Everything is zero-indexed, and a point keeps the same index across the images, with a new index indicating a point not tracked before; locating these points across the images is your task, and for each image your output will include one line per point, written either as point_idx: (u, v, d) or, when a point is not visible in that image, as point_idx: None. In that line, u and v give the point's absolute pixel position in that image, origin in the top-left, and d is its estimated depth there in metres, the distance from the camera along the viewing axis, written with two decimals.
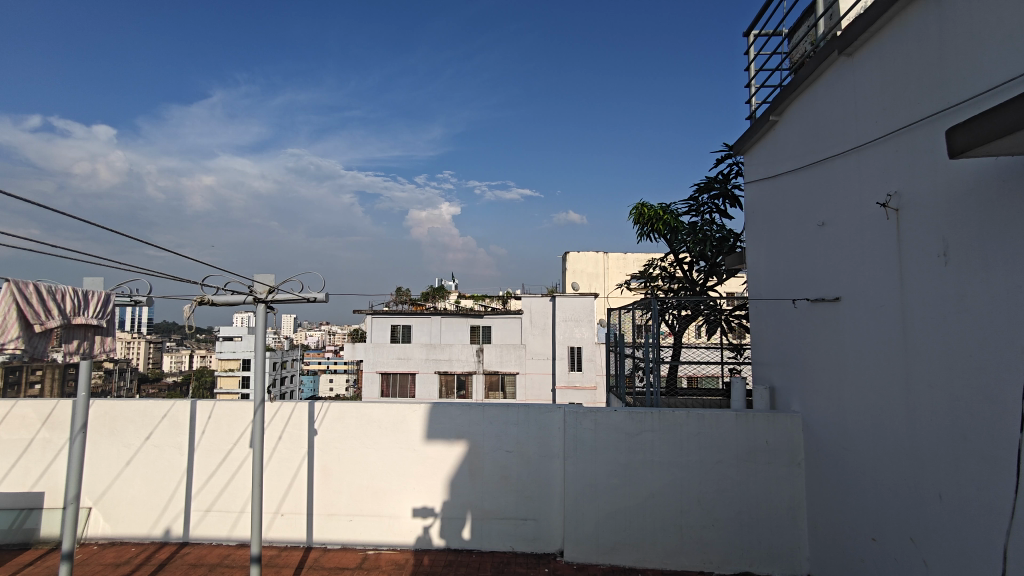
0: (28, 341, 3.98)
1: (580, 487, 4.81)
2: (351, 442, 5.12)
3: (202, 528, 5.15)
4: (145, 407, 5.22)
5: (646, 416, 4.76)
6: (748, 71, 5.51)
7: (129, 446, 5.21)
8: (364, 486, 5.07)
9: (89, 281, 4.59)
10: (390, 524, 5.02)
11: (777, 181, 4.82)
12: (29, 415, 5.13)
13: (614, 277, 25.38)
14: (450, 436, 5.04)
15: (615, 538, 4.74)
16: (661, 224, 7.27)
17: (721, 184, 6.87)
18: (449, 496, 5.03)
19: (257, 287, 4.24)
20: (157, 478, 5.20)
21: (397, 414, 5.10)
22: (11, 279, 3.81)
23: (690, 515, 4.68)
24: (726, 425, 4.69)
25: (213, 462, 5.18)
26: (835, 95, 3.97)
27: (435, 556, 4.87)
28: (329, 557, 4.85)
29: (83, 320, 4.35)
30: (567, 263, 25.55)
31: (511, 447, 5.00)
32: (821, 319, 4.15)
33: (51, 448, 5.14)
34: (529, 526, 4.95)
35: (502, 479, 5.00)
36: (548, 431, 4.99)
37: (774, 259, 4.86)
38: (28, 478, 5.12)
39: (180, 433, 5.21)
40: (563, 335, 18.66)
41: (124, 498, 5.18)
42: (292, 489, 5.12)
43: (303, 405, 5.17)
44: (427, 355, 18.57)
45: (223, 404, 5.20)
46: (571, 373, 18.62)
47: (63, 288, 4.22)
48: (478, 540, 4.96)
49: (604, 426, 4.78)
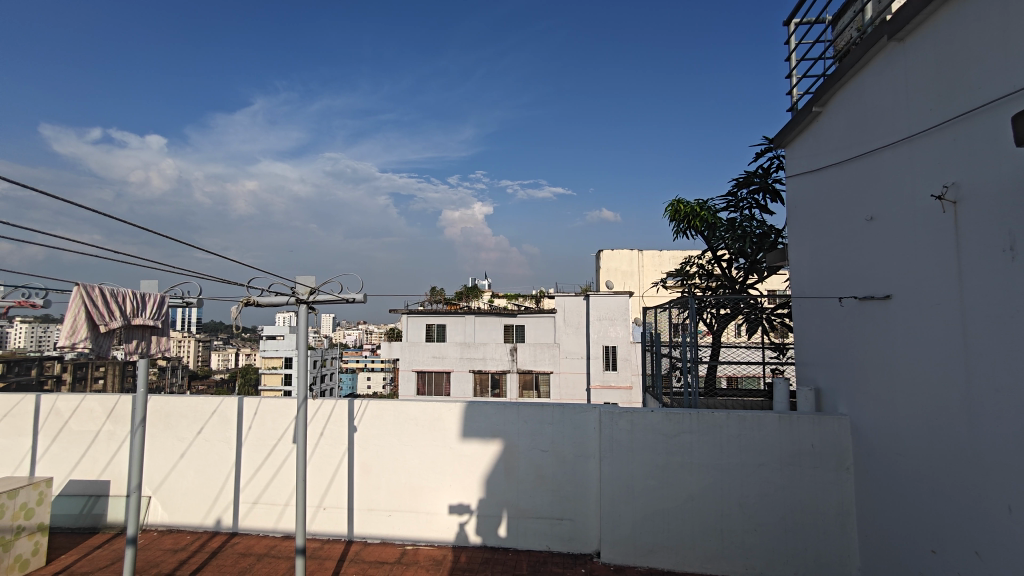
0: (95, 341, 4.26)
1: (617, 488, 4.77)
2: (390, 439, 5.23)
3: (250, 519, 5.37)
4: (196, 403, 5.49)
5: (683, 417, 4.68)
6: (789, 61, 5.32)
7: (182, 439, 5.49)
8: (402, 482, 5.18)
9: (146, 284, 4.87)
10: (428, 520, 5.11)
11: (821, 175, 4.63)
12: (95, 409, 5.48)
13: (649, 276, 25.04)
14: (485, 435, 5.09)
15: (653, 540, 4.68)
16: (698, 221, 7.14)
17: (761, 179, 6.66)
18: (485, 494, 5.07)
19: (300, 287, 4.38)
20: (208, 470, 5.45)
21: (433, 413, 5.19)
22: (79, 283, 4.11)
23: (732, 519, 4.57)
24: (769, 427, 4.55)
25: (260, 456, 5.39)
26: (885, 83, 3.78)
27: (471, 553, 4.92)
28: (370, 551, 4.97)
29: (141, 320, 4.63)
30: (601, 261, 25.33)
31: (546, 447, 5.00)
32: (871, 318, 3.97)
33: (115, 439, 5.46)
34: (565, 526, 4.94)
35: (537, 479, 5.01)
36: (583, 431, 4.96)
37: (819, 255, 4.67)
38: (95, 468, 5.46)
39: (229, 427, 5.44)
40: (598, 335, 18.65)
41: (180, 489, 5.46)
42: (334, 484, 5.28)
43: (343, 403, 5.32)
44: (461, 354, 18.75)
45: (268, 400, 5.41)
46: (606, 372, 18.51)
47: (124, 290, 4.51)
48: (514, 539, 4.98)
49: (640, 427, 4.73)
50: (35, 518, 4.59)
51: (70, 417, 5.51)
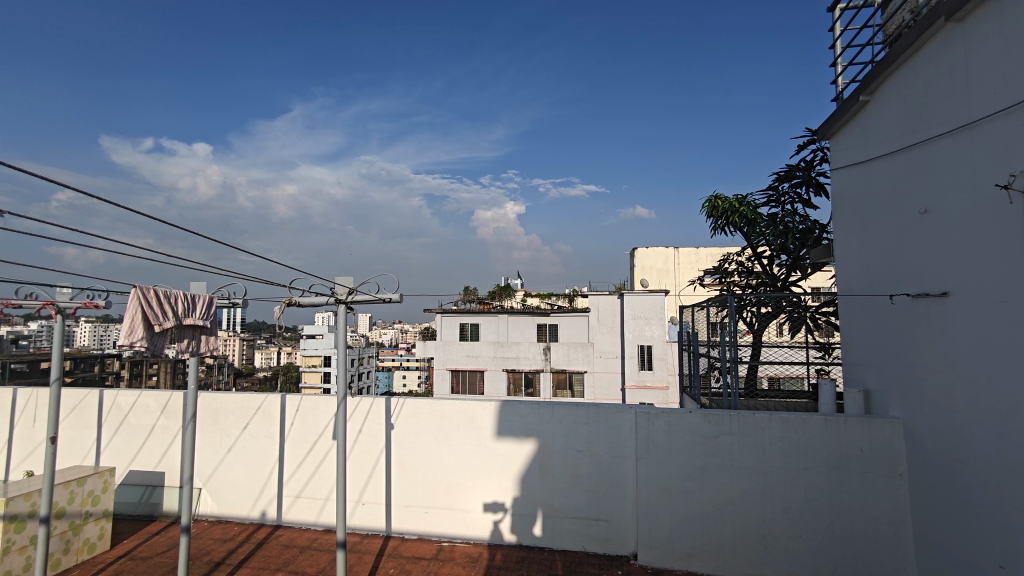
0: (150, 340, 4.50)
1: (655, 489, 4.70)
2: (425, 437, 5.31)
3: (293, 512, 5.55)
4: (242, 400, 5.71)
5: (723, 418, 4.56)
6: (834, 49, 5.10)
7: (229, 434, 5.72)
8: (438, 480, 5.25)
9: (196, 285, 5.10)
10: (464, 518, 5.16)
11: (868, 166, 4.42)
12: (151, 404, 5.78)
13: (685, 274, 24.52)
14: (520, 434, 5.10)
15: (691, 544, 4.59)
16: (737, 217, 6.97)
17: (803, 172, 6.42)
18: (520, 493, 5.08)
19: (339, 288, 4.50)
20: (253, 465, 5.67)
21: (468, 411, 5.23)
22: (137, 286, 4.36)
23: (775, 524, 4.43)
24: (814, 430, 4.38)
25: (302, 452, 5.56)
26: (942, 67, 3.58)
27: (507, 551, 4.94)
28: (407, 547, 5.06)
29: (192, 320, 4.86)
30: (635, 259, 24.96)
31: (581, 447, 4.97)
32: (925, 316, 3.77)
33: (168, 433, 5.74)
34: (601, 527, 4.89)
35: (572, 479, 4.98)
36: (619, 431, 4.90)
37: (866, 251, 4.46)
38: (152, 459, 5.76)
39: (273, 423, 5.64)
40: (633, 334, 18.40)
41: (228, 482, 5.70)
42: (372, 480, 5.40)
43: (380, 401, 5.44)
44: (495, 353, 18.85)
45: (309, 397, 5.58)
46: (641, 372, 18.23)
47: (177, 292, 4.75)
48: (550, 538, 4.97)
49: (677, 427, 4.65)
50: (101, 504, 4.89)
51: (129, 411, 5.83)
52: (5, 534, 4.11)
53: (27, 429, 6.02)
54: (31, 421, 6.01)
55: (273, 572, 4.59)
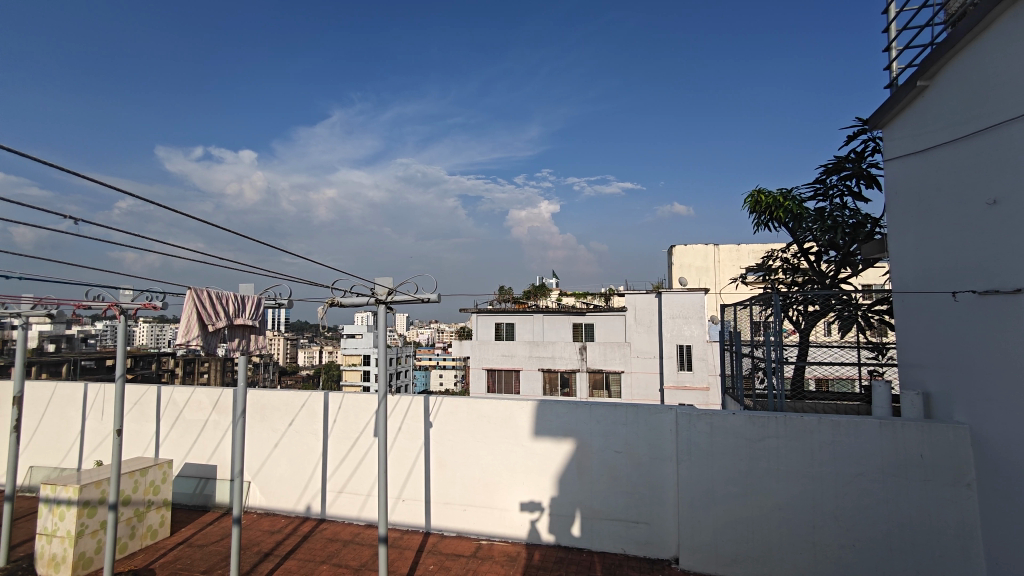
0: (205, 339, 4.73)
1: (696, 493, 4.60)
2: (463, 435, 5.36)
3: (336, 507, 5.71)
4: (287, 398, 5.92)
5: (769, 420, 4.41)
6: (889, 33, 4.84)
7: (276, 430, 5.94)
8: (476, 478, 5.29)
9: (244, 287, 5.33)
10: (501, 516, 5.18)
11: (926, 156, 4.18)
12: (203, 400, 6.07)
13: (726, 272, 23.85)
14: (558, 434, 5.07)
15: (736, 549, 4.46)
16: (781, 212, 6.71)
17: (853, 163, 6.13)
18: (558, 493, 5.06)
19: (379, 288, 4.59)
20: (299, 460, 5.87)
21: (505, 410, 5.25)
22: (191, 288, 4.62)
23: (826, 532, 4.25)
24: (868, 434, 4.17)
25: (344, 448, 5.72)
26: (1013, 46, 3.34)
27: (545, 551, 4.92)
28: (446, 543, 5.12)
29: (242, 320, 5.09)
30: (673, 257, 24.46)
31: (620, 447, 4.90)
32: (994, 314, 3.54)
33: (220, 428, 6.01)
34: (641, 530, 4.81)
35: (611, 479, 4.91)
36: (659, 432, 4.81)
37: (924, 246, 4.22)
38: (205, 453, 6.04)
39: (316, 420, 5.82)
40: (671, 334, 18.04)
41: (275, 476, 5.92)
42: (411, 477, 5.49)
43: (419, 400, 5.52)
44: (531, 353, 18.87)
45: (351, 395, 5.74)
46: (680, 372, 17.87)
47: (227, 294, 5.00)
48: (589, 540, 4.92)
49: (720, 430, 4.54)
50: (161, 493, 5.16)
51: (184, 406, 6.13)
52: (78, 519, 4.41)
53: (96, 421, 6.43)
54: (99, 414, 6.41)
55: (319, 564, 4.73)
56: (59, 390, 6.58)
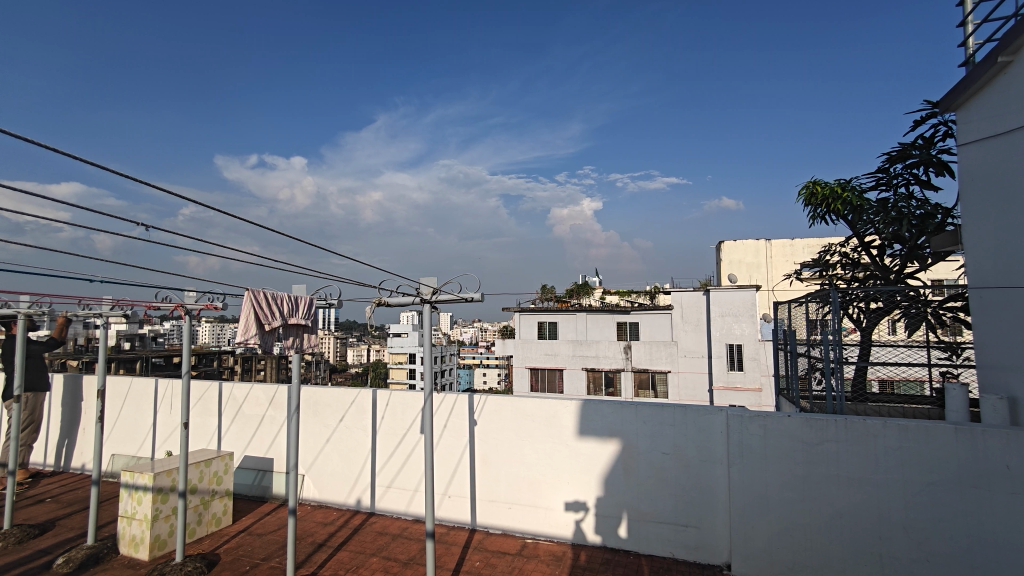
0: (262, 337, 4.99)
1: (749, 497, 4.43)
2: (507, 434, 5.39)
3: (385, 501, 5.86)
4: (338, 395, 6.13)
5: (828, 423, 4.20)
6: (964, 7, 4.49)
7: (328, 426, 6.17)
8: (521, 477, 5.29)
9: (297, 288, 5.56)
10: (546, 515, 5.16)
11: (1009, 139, 3.83)
12: (261, 396, 6.38)
13: (779, 268, 22.86)
14: (603, 434, 5.01)
15: (793, 558, 4.27)
16: (839, 204, 6.35)
17: (920, 150, 5.72)
18: (604, 493, 4.99)
19: (424, 288, 4.66)
20: (349, 455, 6.06)
21: (549, 409, 5.22)
22: (249, 290, 4.90)
23: (894, 543, 4.00)
24: (941, 440, 3.89)
25: (392, 444, 5.87)
26: None
27: (591, 552, 4.87)
28: (491, 541, 5.17)
29: (296, 320, 5.32)
30: (722, 253, 23.68)
31: (668, 449, 4.77)
32: None
33: (276, 423, 6.30)
34: (691, 534, 4.67)
35: (658, 481, 4.80)
36: (708, 435, 4.65)
37: (1008, 237, 3.87)
38: (263, 446, 6.34)
39: (365, 417, 6.00)
40: (721, 332, 17.55)
41: (327, 470, 6.14)
42: (457, 474, 5.56)
43: (463, 398, 5.58)
44: (573, 352, 18.79)
45: (398, 393, 5.88)
46: (731, 372, 17.33)
47: (281, 295, 5.24)
48: (636, 542, 4.83)
49: (774, 433, 4.36)
50: (224, 484, 5.45)
51: (243, 402, 6.46)
52: (154, 504, 4.73)
53: (165, 414, 6.88)
54: (168, 408, 6.85)
55: (369, 556, 4.86)
56: (133, 384, 7.08)
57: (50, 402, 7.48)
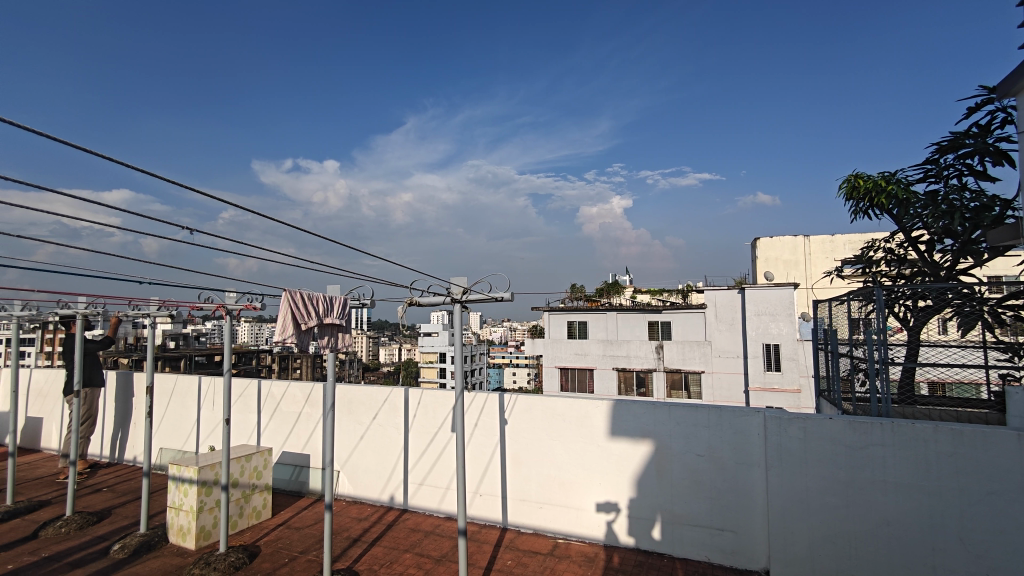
0: (298, 337, 5.13)
1: (788, 502, 4.31)
2: (538, 433, 5.38)
3: (418, 499, 5.94)
4: (371, 393, 6.25)
5: (874, 427, 4.03)
6: None
7: (361, 423, 6.30)
8: (552, 477, 5.27)
9: (332, 289, 5.70)
10: (578, 516, 5.13)
11: None
12: (298, 394, 6.56)
13: (818, 265, 22.10)
14: (635, 435, 4.94)
15: (836, 566, 4.12)
16: (884, 197, 6.08)
17: (975, 139, 5.41)
18: (636, 495, 4.92)
19: (455, 287, 4.69)
20: (382, 452, 6.17)
21: (580, 409, 5.19)
22: (286, 290, 5.06)
23: (948, 555, 3.80)
24: (1000, 447, 3.68)
25: (424, 442, 5.94)
26: None
27: (624, 554, 4.81)
28: (523, 540, 5.16)
29: (331, 319, 5.46)
30: (757, 250, 23.04)
31: (703, 451, 4.67)
32: None
33: (312, 420, 6.47)
34: (727, 538, 4.55)
35: (693, 483, 4.70)
36: (745, 437, 4.53)
37: None
38: (300, 442, 6.52)
39: (398, 415, 6.09)
40: (757, 331, 17.07)
41: (361, 466, 6.27)
42: (488, 473, 5.59)
43: (494, 397, 5.60)
44: (603, 351, 18.68)
45: (429, 391, 5.96)
46: (768, 373, 16.86)
47: (317, 295, 5.39)
48: (670, 544, 4.74)
49: (815, 435, 4.22)
50: (264, 478, 5.62)
51: (281, 399, 6.66)
52: (199, 496, 4.92)
53: (208, 410, 7.15)
54: (211, 404, 7.12)
55: (403, 552, 4.94)
56: (179, 381, 7.39)
57: (104, 397, 7.89)
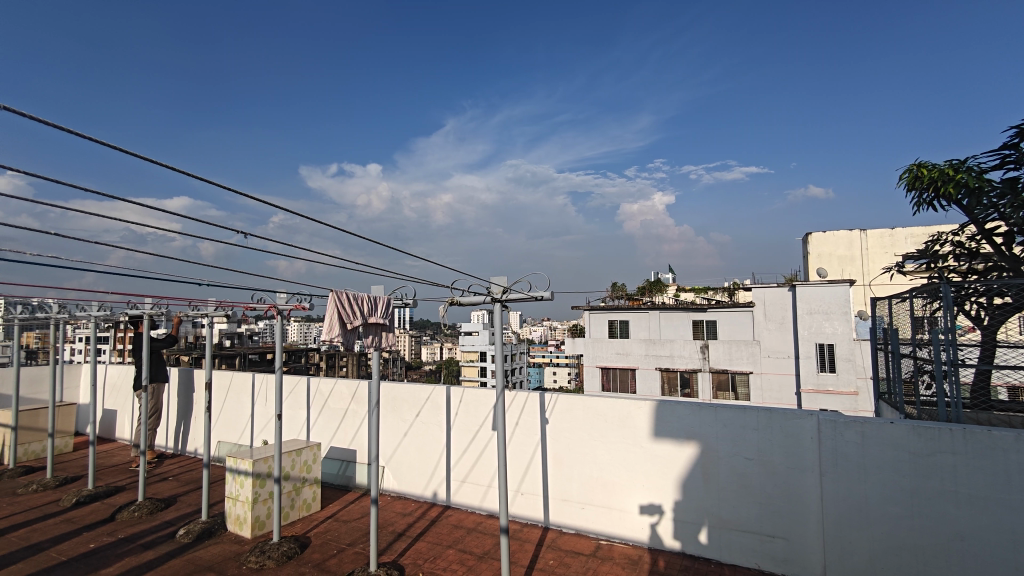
0: (344, 336, 5.29)
1: (846, 509, 4.12)
2: (579, 433, 5.34)
3: (460, 495, 6.01)
4: (414, 390, 6.38)
5: (942, 433, 3.79)
6: None
7: (405, 420, 6.43)
8: (594, 478, 5.22)
9: (376, 289, 5.85)
10: (621, 518, 5.05)
11: None
12: (344, 391, 6.77)
13: (876, 260, 20.92)
14: (680, 437, 4.82)
15: None
16: (952, 186, 5.58)
17: None
18: (681, 498, 4.80)
19: (494, 287, 4.71)
20: (425, 449, 6.28)
21: (622, 410, 5.11)
22: (334, 291, 5.23)
23: None
24: None
25: (466, 440, 6.01)
26: None
27: (669, 558, 4.70)
28: (565, 540, 5.13)
29: (375, 319, 5.60)
30: (809, 246, 22.01)
31: (751, 455, 4.50)
32: None
33: (358, 417, 6.66)
34: (779, 546, 4.37)
35: (742, 488, 4.54)
36: (798, 441, 4.33)
37: None
38: (347, 438, 6.73)
39: (440, 413, 6.19)
40: (810, 331, 16.32)
41: (405, 462, 6.40)
42: (529, 473, 5.59)
43: (535, 396, 5.58)
44: (646, 351, 18.30)
45: (470, 390, 6.02)
46: (821, 374, 16.13)
47: (362, 296, 5.55)
48: (718, 550, 4.60)
49: (875, 440, 4.02)
50: (313, 472, 5.83)
51: (329, 395, 6.90)
52: (254, 488, 5.16)
53: (262, 406, 7.49)
54: (264, 400, 7.45)
55: (446, 548, 5.01)
56: (235, 377, 7.77)
57: (168, 392, 8.39)
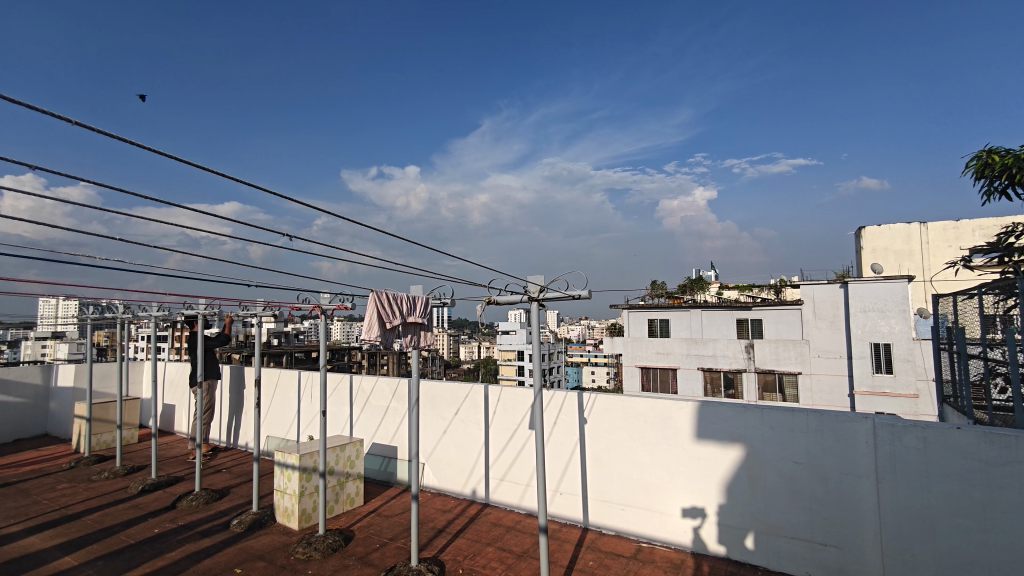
0: (383, 335, 5.40)
1: (906, 518, 3.89)
2: (618, 433, 5.25)
3: (498, 494, 6.03)
4: (453, 389, 6.45)
5: (1017, 440, 3.52)
6: None
7: (444, 418, 6.51)
8: (635, 479, 5.12)
9: (415, 289, 5.93)
10: (662, 521, 4.94)
11: None
12: (385, 389, 6.92)
13: (938, 255, 19.67)
14: (724, 439, 4.66)
15: None
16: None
17: None
18: (726, 501, 4.65)
19: (531, 286, 4.69)
20: (464, 447, 6.34)
21: (663, 410, 5.00)
22: (374, 291, 5.33)
23: None
24: None
25: (504, 438, 6.03)
26: None
27: (714, 563, 4.56)
28: (605, 541, 5.07)
29: (414, 319, 5.68)
30: (862, 241, 20.93)
31: (801, 458, 4.31)
32: None
33: (398, 414, 6.79)
34: (831, 554, 4.16)
35: (791, 493, 4.35)
36: (853, 445, 4.12)
37: None
38: (388, 435, 6.87)
39: (478, 411, 6.23)
40: (864, 330, 15.51)
41: (445, 460, 6.48)
42: (568, 472, 5.54)
43: (573, 396, 5.54)
44: (688, 350, 17.86)
45: (508, 389, 6.04)
46: (877, 376, 15.32)
47: (401, 296, 5.63)
48: (765, 556, 4.43)
49: (939, 446, 3.78)
50: (356, 467, 5.98)
51: (371, 393, 7.07)
52: (300, 481, 5.33)
53: (308, 402, 7.74)
54: (310, 397, 7.71)
55: (486, 545, 5.04)
56: (282, 375, 8.07)
57: (221, 388, 8.80)
